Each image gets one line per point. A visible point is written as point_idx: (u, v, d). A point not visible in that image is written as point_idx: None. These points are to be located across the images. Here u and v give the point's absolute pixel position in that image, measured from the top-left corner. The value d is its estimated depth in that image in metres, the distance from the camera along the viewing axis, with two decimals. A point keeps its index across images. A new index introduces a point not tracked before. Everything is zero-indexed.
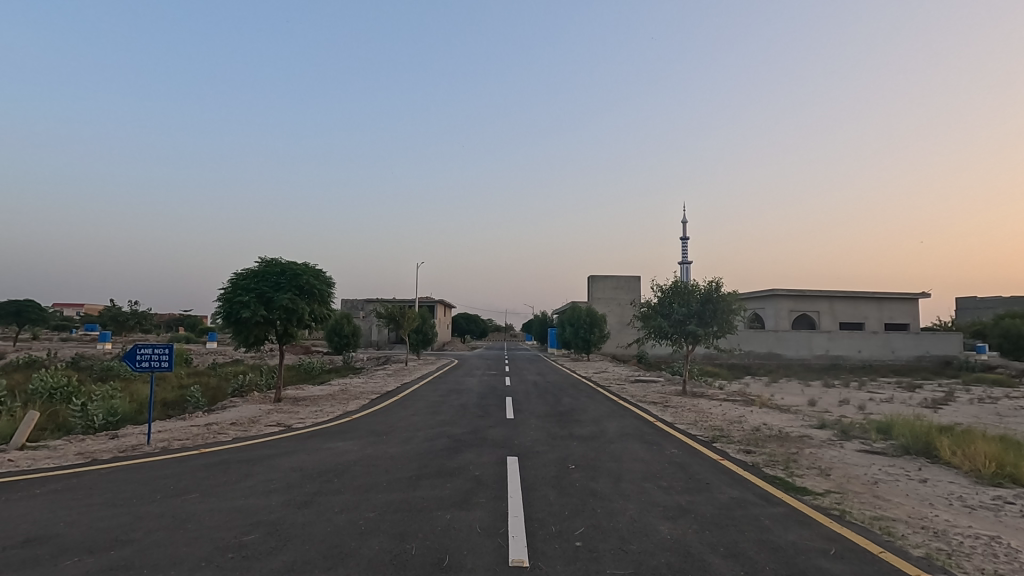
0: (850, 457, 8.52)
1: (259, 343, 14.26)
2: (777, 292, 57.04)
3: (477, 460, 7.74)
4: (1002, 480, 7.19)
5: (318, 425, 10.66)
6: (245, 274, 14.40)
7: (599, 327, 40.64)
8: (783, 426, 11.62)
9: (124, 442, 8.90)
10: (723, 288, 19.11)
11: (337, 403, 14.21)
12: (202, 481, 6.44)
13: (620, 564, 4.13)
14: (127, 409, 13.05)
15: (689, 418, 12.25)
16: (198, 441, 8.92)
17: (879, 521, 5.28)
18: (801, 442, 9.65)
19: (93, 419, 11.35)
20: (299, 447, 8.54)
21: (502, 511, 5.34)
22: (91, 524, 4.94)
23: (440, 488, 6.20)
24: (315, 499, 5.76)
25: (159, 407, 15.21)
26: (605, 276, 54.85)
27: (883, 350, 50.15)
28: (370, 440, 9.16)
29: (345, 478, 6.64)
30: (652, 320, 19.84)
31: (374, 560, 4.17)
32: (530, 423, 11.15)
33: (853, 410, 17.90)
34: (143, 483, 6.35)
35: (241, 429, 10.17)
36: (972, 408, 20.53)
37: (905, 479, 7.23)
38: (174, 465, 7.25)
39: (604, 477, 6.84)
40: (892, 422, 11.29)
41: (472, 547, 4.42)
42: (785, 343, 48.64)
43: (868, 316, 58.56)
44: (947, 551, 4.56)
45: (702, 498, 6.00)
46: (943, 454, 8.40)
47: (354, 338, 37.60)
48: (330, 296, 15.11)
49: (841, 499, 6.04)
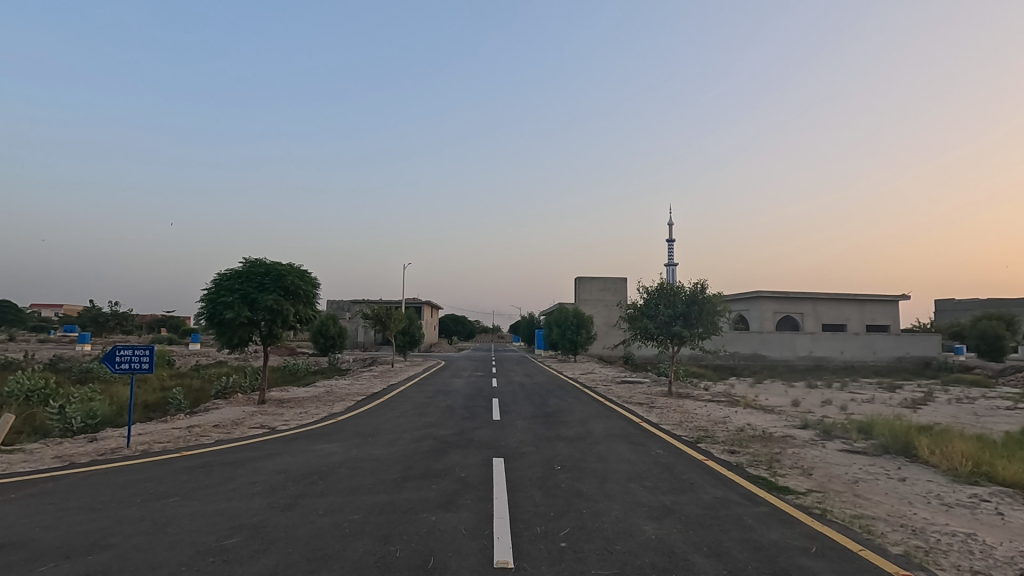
0: (832, 456, 8.63)
1: (242, 345, 14.07)
2: (762, 294, 57.77)
3: (463, 461, 7.74)
4: (978, 479, 7.34)
5: (302, 427, 10.57)
6: (229, 275, 14.22)
7: (586, 328, 40.72)
8: (766, 426, 11.72)
9: (102, 446, 8.68)
10: (707, 289, 19.27)
11: (321, 405, 14.05)
12: (183, 485, 6.34)
13: (605, 564, 4.14)
14: (106, 411, 12.86)
15: (674, 419, 12.27)
16: (179, 444, 8.78)
17: (859, 520, 5.36)
18: (784, 442, 9.79)
19: (71, 422, 11.14)
20: (283, 449, 8.44)
21: (487, 513, 5.33)
22: (68, 529, 4.84)
23: (425, 490, 6.17)
24: (299, 502, 5.70)
25: (138, 410, 14.92)
26: (591, 278, 55.09)
27: (865, 351, 50.94)
28: (356, 441, 9.14)
29: (329, 480, 6.58)
30: (638, 321, 19.89)
31: (359, 562, 4.14)
32: (517, 424, 11.19)
33: (836, 412, 18.03)
34: (122, 486, 6.24)
35: (224, 431, 10.03)
36: (950, 408, 20.87)
37: (884, 477, 7.34)
38: (154, 468, 7.13)
39: (589, 478, 6.85)
40: (872, 421, 11.50)
41: (457, 548, 4.41)
42: (770, 344, 49.21)
43: (849, 317, 59.54)
44: (924, 549, 4.64)
45: (686, 498, 6.02)
46: (922, 452, 8.56)
47: (340, 340, 37.03)
48: (315, 297, 14.97)
49: (822, 498, 6.13)
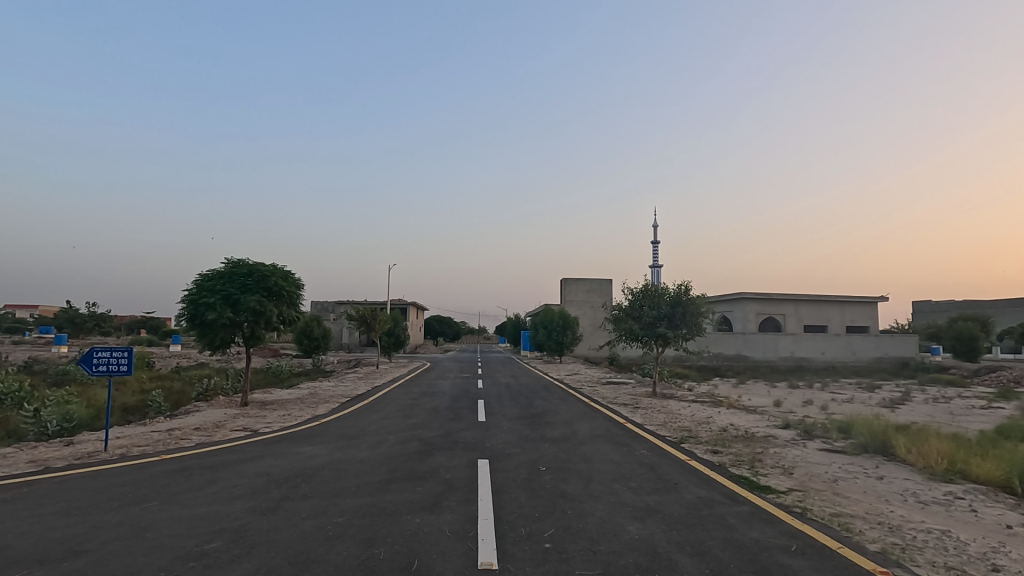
0: (812, 456, 8.76)
1: (224, 347, 13.89)
2: (745, 295, 58.48)
3: (447, 462, 7.71)
4: (953, 477, 7.51)
5: (285, 429, 10.46)
6: (211, 275, 14.03)
7: (572, 329, 40.81)
8: (749, 427, 11.85)
9: (79, 449, 8.51)
10: (691, 291, 19.45)
11: (305, 407, 13.91)
12: (163, 489, 6.24)
13: (589, 565, 4.16)
14: (83, 414, 12.60)
15: (659, 420, 12.34)
16: (159, 447, 8.65)
17: (838, 517, 5.46)
18: (766, 442, 9.91)
19: (47, 426, 10.91)
20: (266, 451, 8.35)
21: (472, 515, 5.33)
22: (43, 535, 4.74)
23: (410, 492, 6.15)
24: (281, 505, 5.64)
25: (117, 413, 14.64)
26: (577, 279, 55.35)
27: (845, 351, 51.78)
28: (340, 444, 9.06)
29: (313, 483, 6.52)
30: (623, 323, 20.00)
31: (342, 565, 4.12)
32: (502, 426, 11.18)
33: (817, 412, 18.29)
34: (99, 491, 6.12)
35: (205, 434, 9.89)
36: (927, 407, 21.29)
37: (863, 476, 7.48)
38: (133, 472, 7.01)
39: (574, 479, 6.86)
40: (852, 421, 11.70)
41: (441, 550, 4.41)
42: (753, 345, 49.82)
43: (830, 319, 60.48)
44: (901, 546, 4.73)
45: (670, 498, 6.07)
46: (899, 451, 8.73)
47: (324, 342, 36.72)
48: (299, 298, 14.82)
49: (802, 497, 6.22)
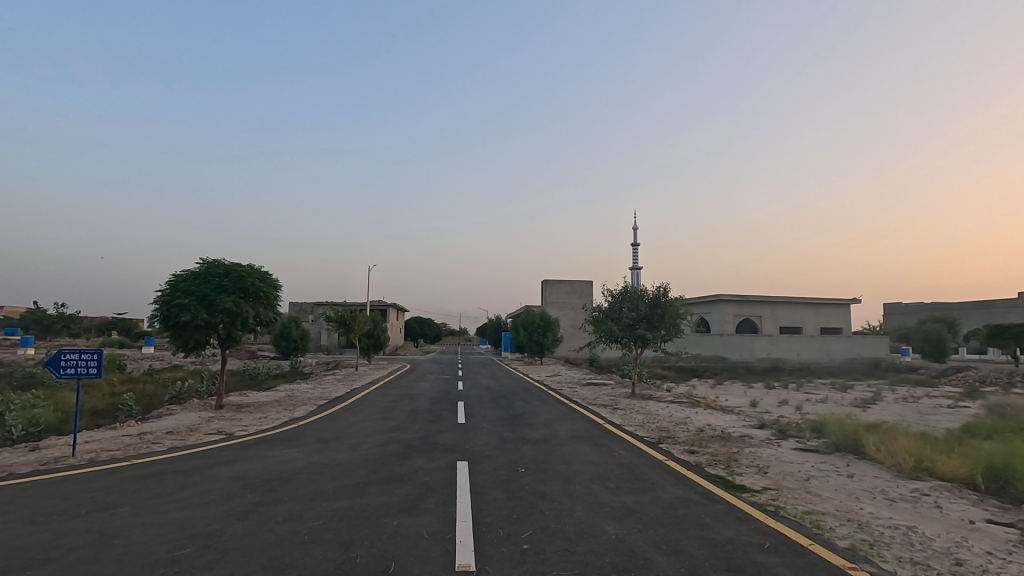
0: (786, 455, 8.94)
1: (199, 349, 13.62)
2: (722, 297, 59.39)
3: (426, 464, 7.69)
4: (920, 474, 7.73)
5: (261, 432, 10.29)
6: (185, 276, 13.75)
7: (552, 330, 40.90)
8: (725, 426, 12.02)
9: (45, 455, 8.26)
10: (669, 293, 19.68)
11: (282, 410, 13.71)
12: (133, 494, 6.09)
13: (567, 565, 4.19)
14: (50, 418, 12.22)
15: (637, 420, 12.46)
16: (129, 452, 8.43)
17: (810, 515, 5.57)
18: (741, 441, 10.07)
19: (11, 431, 10.56)
20: (241, 455, 8.21)
21: (450, 516, 5.32)
22: (6, 543, 4.59)
23: (388, 495, 6.11)
24: (256, 509, 5.55)
25: (86, 417, 14.23)
26: (558, 280, 55.63)
27: (819, 352, 52.89)
28: (318, 447, 8.95)
29: (289, 486, 6.43)
30: (603, 324, 20.13)
31: (317, 569, 4.08)
32: (482, 427, 11.16)
33: (791, 411, 18.68)
34: (66, 497, 5.96)
35: (178, 438, 9.67)
36: (896, 406, 21.86)
37: (835, 474, 7.65)
38: (102, 478, 6.83)
39: (553, 480, 6.89)
40: (824, 420, 11.97)
41: (418, 553, 4.39)
42: (730, 346, 50.59)
43: (805, 320, 61.74)
44: (869, 542, 4.85)
45: (647, 498, 6.13)
46: (869, 449, 8.96)
47: (302, 343, 36.23)
48: (276, 299, 14.61)
49: (776, 496, 6.34)
